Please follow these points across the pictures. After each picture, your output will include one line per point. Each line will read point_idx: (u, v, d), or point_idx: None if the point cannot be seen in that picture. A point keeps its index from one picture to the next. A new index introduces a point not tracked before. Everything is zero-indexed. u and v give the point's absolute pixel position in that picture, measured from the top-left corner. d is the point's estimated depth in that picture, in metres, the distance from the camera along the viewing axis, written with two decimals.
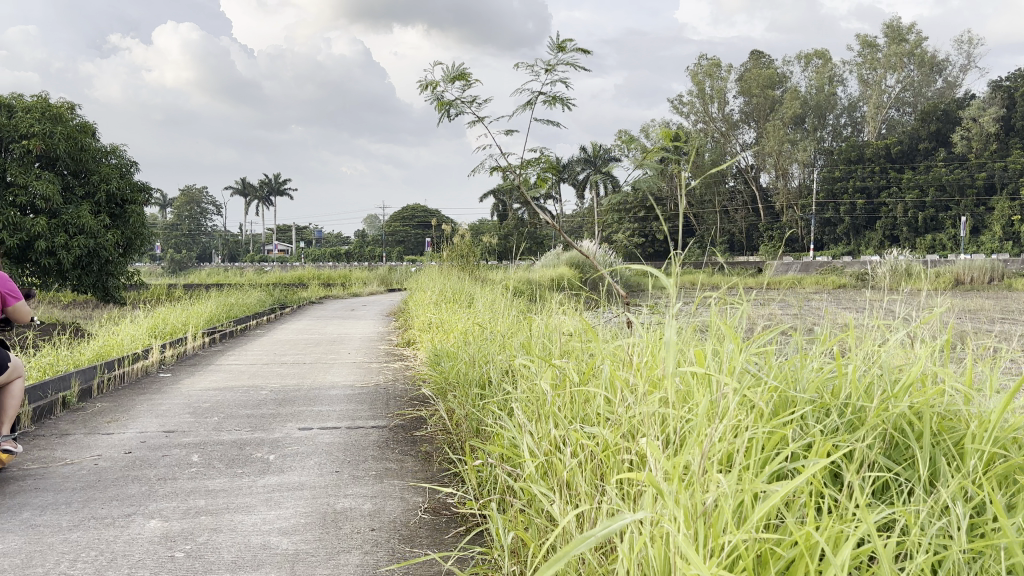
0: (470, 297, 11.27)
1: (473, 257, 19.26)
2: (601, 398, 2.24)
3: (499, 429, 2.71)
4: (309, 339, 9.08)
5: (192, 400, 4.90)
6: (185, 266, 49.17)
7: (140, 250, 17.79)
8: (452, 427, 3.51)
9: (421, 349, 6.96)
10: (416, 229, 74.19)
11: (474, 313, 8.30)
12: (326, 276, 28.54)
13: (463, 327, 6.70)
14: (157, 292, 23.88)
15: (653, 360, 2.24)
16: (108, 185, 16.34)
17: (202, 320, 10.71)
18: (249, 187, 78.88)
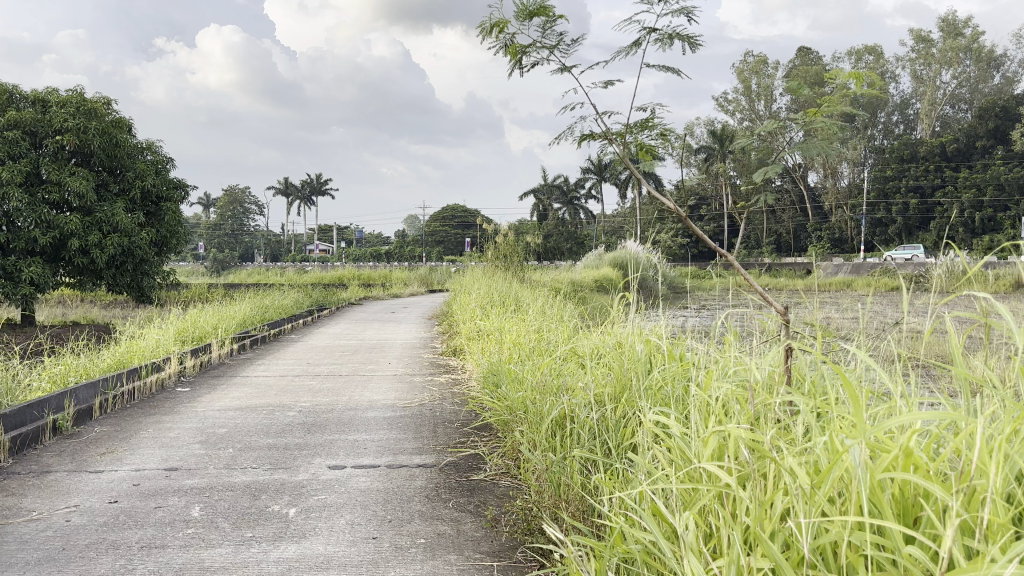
0: (519, 301, 10.44)
1: (517, 258, 18.54)
2: (837, 516, 1.48)
3: (633, 520, 1.94)
4: (347, 345, 8.35)
5: (207, 424, 4.17)
6: (228, 265, 49.28)
7: (174, 248, 17.38)
8: (527, 484, 2.73)
9: (470, 362, 6.21)
10: (456, 229, 73.83)
11: (525, 319, 7.53)
12: (367, 277, 28.04)
13: (519, 338, 5.97)
14: (197, 292, 23.59)
15: (939, 467, 1.48)
16: (144, 182, 15.93)
17: (234, 323, 10.06)
18: (291, 186, 79.11)
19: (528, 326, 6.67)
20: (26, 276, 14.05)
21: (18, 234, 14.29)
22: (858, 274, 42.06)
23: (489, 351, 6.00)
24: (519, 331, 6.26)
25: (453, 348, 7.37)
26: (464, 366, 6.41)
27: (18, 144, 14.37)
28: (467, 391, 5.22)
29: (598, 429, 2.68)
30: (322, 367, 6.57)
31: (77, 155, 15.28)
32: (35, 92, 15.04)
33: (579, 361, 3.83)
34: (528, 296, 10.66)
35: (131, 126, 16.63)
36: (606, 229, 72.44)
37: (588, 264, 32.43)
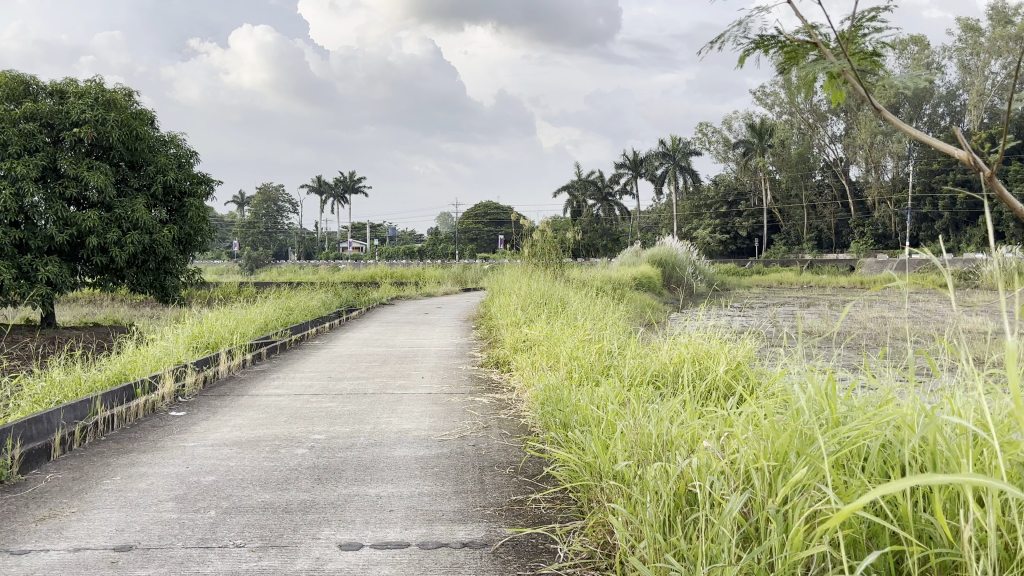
0: (566, 304, 9.48)
1: (556, 256, 17.55)
2: None
3: None
4: (375, 354, 7.42)
5: (191, 470, 3.27)
6: (262, 264, 48.85)
7: (198, 246, 16.75)
8: None
9: (517, 376, 5.29)
10: (490, 227, 73.23)
11: (575, 327, 6.61)
12: (400, 275, 27.32)
13: (573, 351, 5.03)
14: (229, 291, 23.04)
15: None
16: (166, 176, 15.22)
17: (253, 328, 9.23)
18: (324, 184, 78.72)
19: (584, 336, 5.74)
20: (42, 276, 13.39)
21: (36, 232, 13.63)
22: (904, 271, 41.40)
23: (534, 370, 5.04)
24: (573, 343, 5.32)
25: (492, 358, 6.41)
26: (509, 381, 5.47)
27: (34, 137, 13.71)
28: (519, 419, 4.28)
29: (785, 539, 1.71)
30: (345, 383, 5.65)
31: (97, 149, 14.61)
32: (54, 83, 14.41)
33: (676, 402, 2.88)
34: (576, 298, 9.75)
35: (154, 118, 15.96)
36: (641, 225, 71.47)
37: (625, 261, 31.43)
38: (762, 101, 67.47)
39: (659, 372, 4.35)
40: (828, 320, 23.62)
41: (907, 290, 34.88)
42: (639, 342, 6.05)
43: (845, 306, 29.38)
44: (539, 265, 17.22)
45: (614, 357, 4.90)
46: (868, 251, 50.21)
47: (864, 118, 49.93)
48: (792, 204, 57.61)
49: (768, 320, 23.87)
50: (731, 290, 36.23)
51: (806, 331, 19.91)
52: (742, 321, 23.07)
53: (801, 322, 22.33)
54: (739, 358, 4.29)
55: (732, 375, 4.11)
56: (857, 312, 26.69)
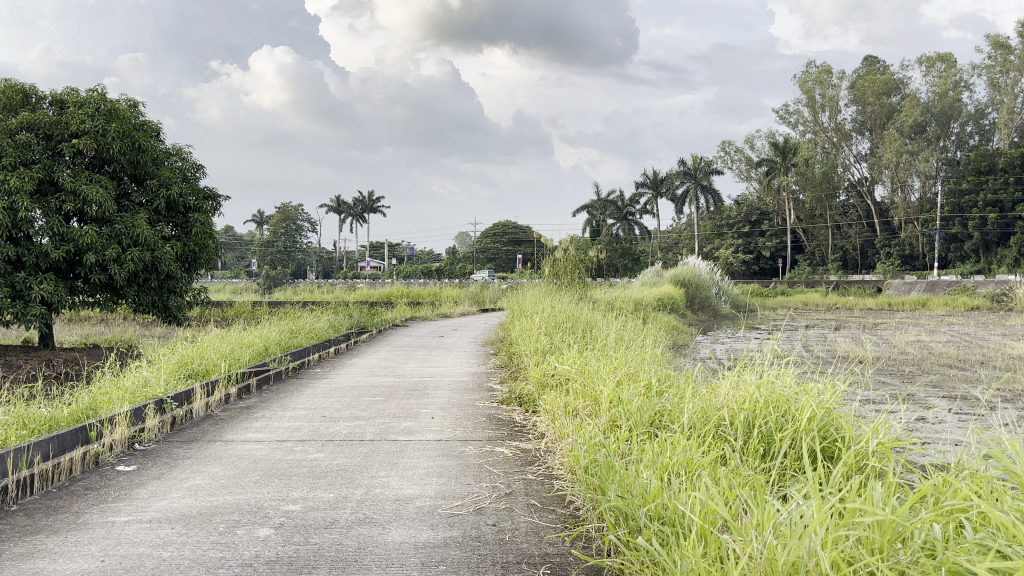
0: (595, 329, 8.58)
1: (579, 275, 16.72)
2: None
3: None
4: (380, 386, 6.51)
5: (107, 571, 2.34)
6: (279, 283, 48.14)
7: (203, 265, 16.00)
8: None
9: (544, 416, 4.43)
10: (508, 247, 72.57)
11: (607, 357, 5.73)
12: (415, 294, 26.49)
13: (615, 386, 4.23)
14: (242, 311, 22.31)
15: None
16: (170, 190, 14.48)
17: (249, 355, 8.35)
18: (343, 203, 78.37)
19: (622, 368, 4.93)
20: (36, 295, 12.63)
21: (31, 249, 12.90)
22: (933, 292, 40.28)
23: (567, 409, 4.19)
24: (612, 376, 4.51)
25: (512, 394, 5.54)
26: (536, 425, 4.58)
27: (31, 149, 13.03)
28: (553, 482, 3.39)
29: None
30: (340, 426, 4.74)
31: (98, 161, 13.93)
32: (54, 92, 13.78)
33: (790, 499, 2.12)
34: (605, 323, 8.85)
35: (159, 130, 15.30)
36: (661, 245, 70.48)
37: (646, 280, 30.47)
38: (785, 120, 66.51)
39: (725, 425, 3.62)
40: (861, 343, 22.63)
41: (937, 312, 33.79)
42: (686, 381, 5.19)
43: (876, 329, 28.35)
44: (560, 284, 16.33)
45: (668, 401, 4.12)
46: (895, 272, 49.17)
47: (891, 136, 48.96)
48: (816, 223, 56.57)
49: (799, 343, 22.94)
50: (757, 312, 35.23)
51: (840, 355, 18.98)
52: (773, 345, 22.13)
53: (835, 346, 21.35)
54: (821, 410, 3.59)
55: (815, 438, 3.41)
56: (890, 335, 25.68)
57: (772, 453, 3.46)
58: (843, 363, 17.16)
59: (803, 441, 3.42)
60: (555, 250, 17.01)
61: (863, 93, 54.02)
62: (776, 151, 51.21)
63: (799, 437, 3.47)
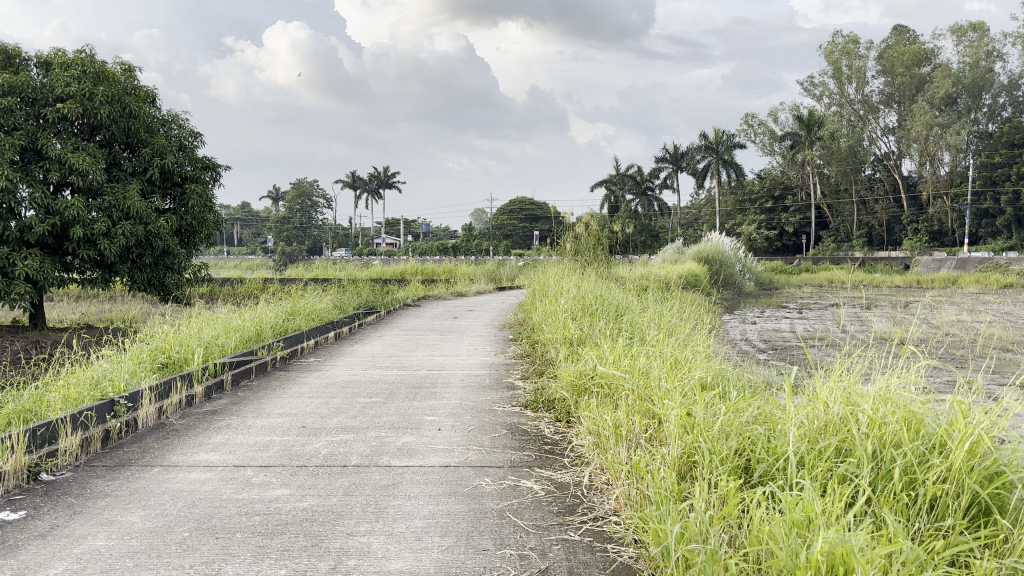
0: (628, 313, 7.55)
1: (602, 251, 15.65)
2: None
3: None
4: (379, 382, 5.47)
5: None
6: (294, 259, 47.18)
7: (203, 239, 15.05)
8: None
9: (584, 435, 3.39)
10: (525, 223, 71.38)
11: (653, 350, 4.69)
12: (430, 271, 25.47)
13: (682, 398, 3.17)
14: (249, 288, 21.32)
15: None
16: (163, 159, 13.45)
17: (236, 342, 7.33)
18: (358, 179, 77.14)
19: (681, 369, 3.88)
20: (19, 271, 11.67)
21: (12, 222, 11.91)
22: (964, 269, 38.89)
23: (617, 428, 3.14)
24: (674, 382, 3.45)
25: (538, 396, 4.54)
26: (573, 445, 3.55)
27: (13, 114, 12.02)
28: (612, 548, 2.35)
29: None
30: (322, 442, 3.72)
31: (86, 128, 12.94)
32: (39, 53, 12.79)
33: None
34: (639, 307, 7.81)
35: (154, 95, 14.30)
36: (681, 221, 69.07)
37: (667, 257, 29.26)
38: (809, 92, 64.63)
39: (848, 461, 2.59)
40: (897, 322, 21.48)
41: (970, 290, 32.48)
42: (757, 389, 4.15)
43: (909, 307, 27.17)
44: (581, 261, 15.28)
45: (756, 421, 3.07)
46: (922, 247, 47.59)
47: (920, 108, 47.24)
48: (841, 199, 54.92)
49: (831, 323, 21.80)
50: (781, 289, 34.00)
51: (877, 337, 17.85)
52: (804, 325, 21.01)
53: (871, 327, 20.19)
54: (983, 442, 2.57)
55: (981, 486, 2.41)
56: (925, 313, 24.46)
57: (919, 505, 2.46)
58: (883, 346, 16.08)
59: (963, 490, 2.43)
60: (576, 226, 15.94)
61: (891, 64, 52.26)
62: (801, 124, 49.60)
63: (956, 480, 2.47)
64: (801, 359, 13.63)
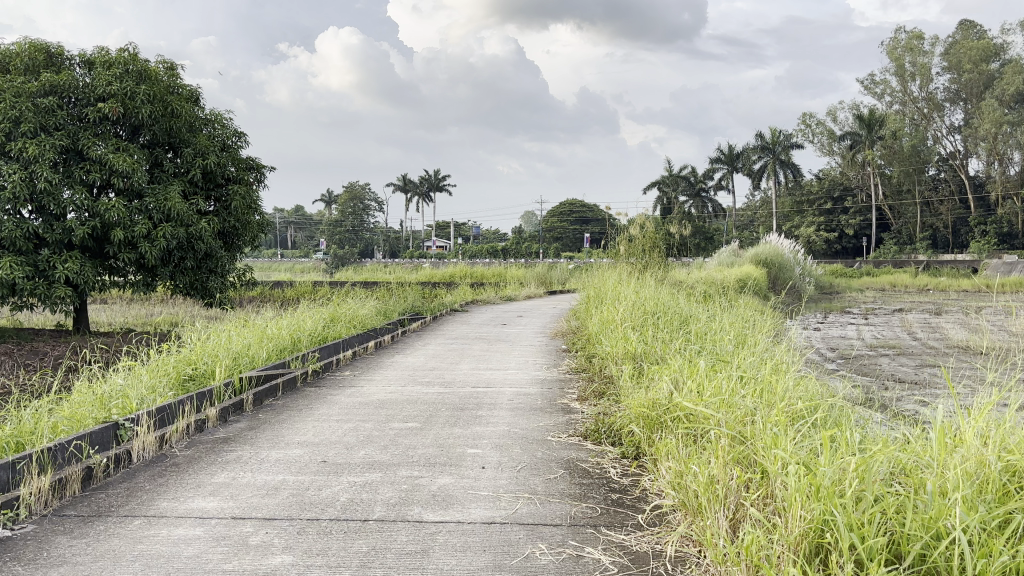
0: (693, 322, 6.84)
1: (658, 253, 14.88)
2: None
3: None
4: (418, 403, 4.85)
5: None
6: (347, 262, 47.10)
7: (246, 241, 14.70)
8: None
9: (666, 488, 2.72)
10: (575, 225, 70.56)
11: (733, 373, 3.98)
12: (480, 274, 24.89)
13: (795, 446, 2.47)
14: (299, 291, 21.05)
15: None
16: (205, 160, 13.10)
17: (269, 354, 6.80)
18: (409, 182, 77.16)
19: (778, 401, 3.19)
20: (59, 275, 11.36)
21: (53, 225, 11.62)
22: None
23: (710, 481, 2.46)
24: (778, 421, 2.77)
25: (601, 425, 3.88)
26: (652, 496, 2.87)
27: (54, 113, 11.74)
28: None
29: None
30: (342, 484, 3.11)
31: (127, 129, 12.66)
32: (82, 52, 12.54)
33: None
34: (705, 316, 7.08)
35: (197, 95, 14.02)
36: (736, 223, 67.58)
37: (723, 260, 28.24)
38: (870, 90, 62.66)
39: None
40: (972, 330, 20.22)
41: None
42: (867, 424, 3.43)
43: (982, 313, 25.73)
44: (636, 264, 14.55)
45: (895, 478, 2.37)
46: (990, 250, 45.57)
47: (989, 105, 45.10)
48: (903, 200, 52.97)
49: (900, 330, 20.63)
50: (842, 293, 32.72)
51: (953, 346, 16.72)
52: (871, 332, 19.92)
53: (945, 334, 19.04)
54: None
55: None
56: (1001, 320, 23.07)
57: None
58: (961, 356, 15.00)
59: None
60: (631, 227, 15.20)
61: (957, 61, 50.27)
62: (860, 124, 47.98)
63: None
64: (874, 370, 12.69)
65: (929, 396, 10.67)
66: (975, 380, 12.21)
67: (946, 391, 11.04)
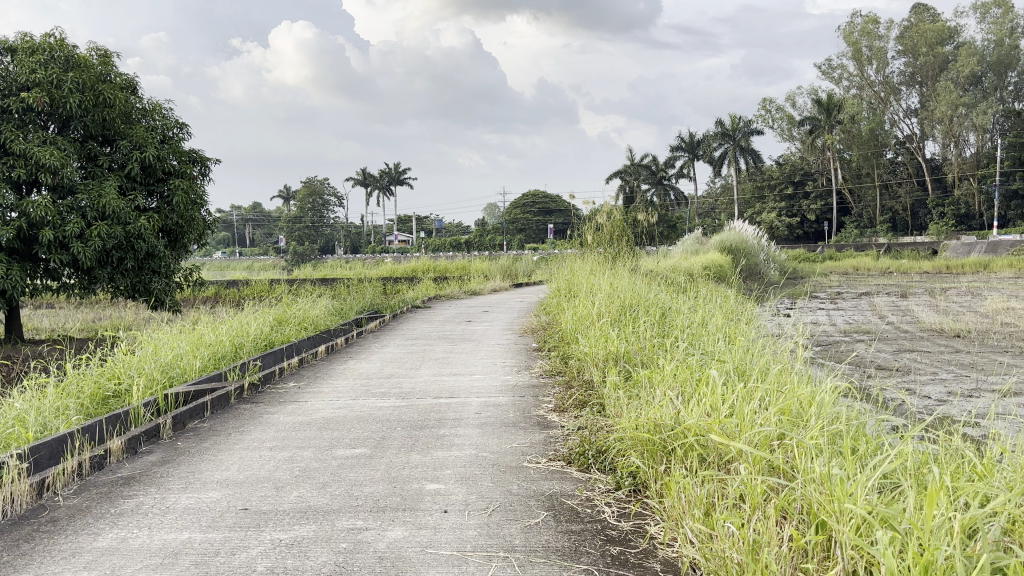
0: (674, 315, 6.21)
1: (627, 242, 14.24)
2: None
3: None
4: (367, 421, 4.13)
5: None
6: (308, 259, 45.93)
7: (191, 240, 13.79)
8: None
9: (691, 547, 2.08)
10: (539, 217, 69.96)
11: (740, 382, 3.35)
12: (444, 268, 24.16)
13: (868, 493, 1.86)
14: (255, 290, 20.14)
15: None
16: (143, 152, 12.22)
17: (203, 366, 6.04)
18: (369, 176, 75.90)
19: (815, 422, 2.58)
20: None
21: None
22: (994, 253, 37.13)
23: (761, 551, 1.84)
24: (827, 449, 2.16)
25: (587, 443, 3.25)
26: (669, 555, 2.23)
27: None
28: None
29: None
30: (264, 545, 2.41)
31: (55, 122, 11.74)
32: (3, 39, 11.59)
33: None
34: (686, 307, 6.46)
35: (133, 84, 13.11)
36: (699, 211, 67.57)
37: (688, 248, 27.78)
38: (828, 75, 62.87)
39: None
40: (942, 312, 19.87)
41: (1005, 275, 30.90)
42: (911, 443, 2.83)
43: (948, 294, 25.60)
44: (603, 254, 13.94)
45: (1002, 538, 1.77)
46: (948, 232, 45.83)
47: (945, 87, 45.27)
48: (863, 183, 53.03)
49: (871, 314, 20.24)
50: (807, 279, 32.52)
51: (927, 329, 16.30)
52: (841, 317, 19.58)
53: (916, 317, 18.77)
54: None
55: None
56: (970, 301, 22.79)
57: None
58: (936, 339, 14.54)
59: None
60: (598, 215, 14.53)
61: (912, 44, 50.44)
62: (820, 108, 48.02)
63: None
64: (852, 357, 12.16)
65: (913, 383, 10.17)
66: (956, 364, 11.81)
67: (930, 377, 10.61)
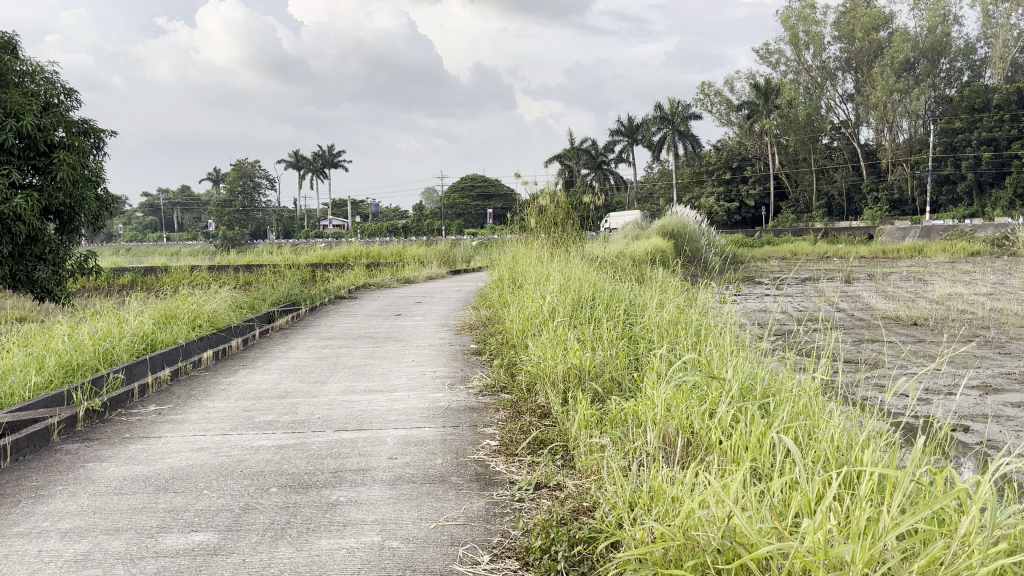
0: (636, 311, 5.17)
1: (573, 225, 13.07)
2: None
3: None
4: (234, 478, 2.86)
5: None
6: (237, 244, 43.61)
7: (82, 224, 12.13)
8: None
9: None
10: (476, 201, 68.47)
11: (769, 436, 2.27)
12: (376, 254, 22.68)
13: None
14: (166, 277, 18.40)
15: None
16: (20, 121, 10.58)
17: (45, 382, 4.67)
18: (302, 159, 73.06)
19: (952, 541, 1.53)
20: None
21: None
22: (928, 237, 37.11)
23: None
24: None
25: (553, 533, 2.11)
26: None
27: None
28: None
29: None
30: None
31: None
32: None
33: None
34: (652, 298, 5.40)
35: (9, 43, 11.41)
36: (638, 196, 66.95)
37: (630, 233, 26.82)
38: (766, 60, 62.77)
39: None
40: (891, 298, 19.27)
41: (942, 259, 30.79)
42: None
43: (890, 279, 25.20)
44: (546, 238, 12.76)
45: None
46: (882, 216, 45.98)
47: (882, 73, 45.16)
48: (799, 168, 52.92)
49: (820, 300, 19.47)
50: (749, 264, 31.90)
51: (881, 317, 15.54)
52: (789, 304, 18.79)
53: (866, 304, 18.07)
54: None
55: None
56: (916, 287, 22.19)
57: None
58: (894, 328, 13.76)
59: None
60: (540, 197, 13.27)
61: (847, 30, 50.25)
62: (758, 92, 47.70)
63: None
64: (813, 349, 11.22)
65: (885, 377, 9.24)
66: (922, 356, 10.96)
67: (898, 371, 9.70)
